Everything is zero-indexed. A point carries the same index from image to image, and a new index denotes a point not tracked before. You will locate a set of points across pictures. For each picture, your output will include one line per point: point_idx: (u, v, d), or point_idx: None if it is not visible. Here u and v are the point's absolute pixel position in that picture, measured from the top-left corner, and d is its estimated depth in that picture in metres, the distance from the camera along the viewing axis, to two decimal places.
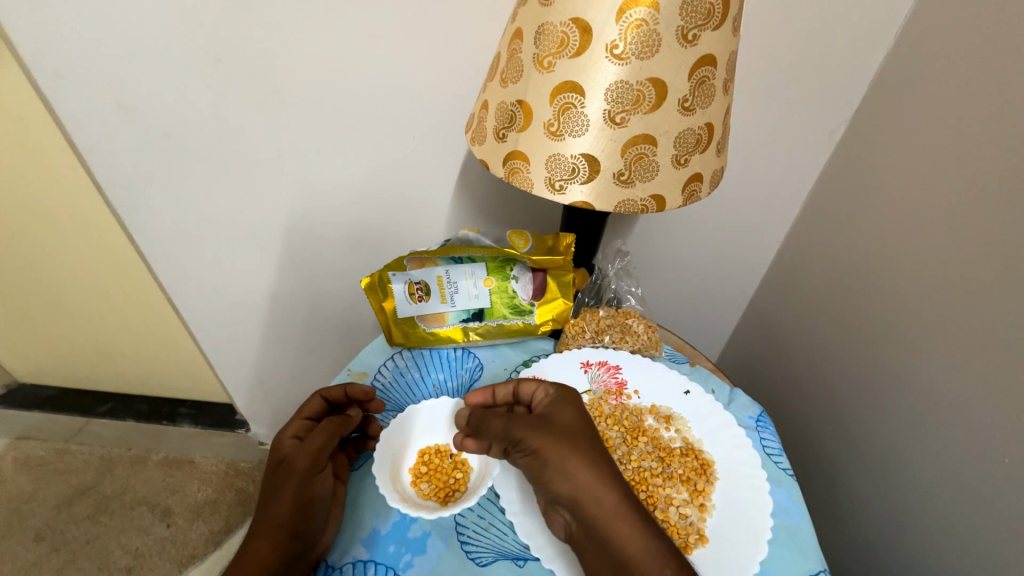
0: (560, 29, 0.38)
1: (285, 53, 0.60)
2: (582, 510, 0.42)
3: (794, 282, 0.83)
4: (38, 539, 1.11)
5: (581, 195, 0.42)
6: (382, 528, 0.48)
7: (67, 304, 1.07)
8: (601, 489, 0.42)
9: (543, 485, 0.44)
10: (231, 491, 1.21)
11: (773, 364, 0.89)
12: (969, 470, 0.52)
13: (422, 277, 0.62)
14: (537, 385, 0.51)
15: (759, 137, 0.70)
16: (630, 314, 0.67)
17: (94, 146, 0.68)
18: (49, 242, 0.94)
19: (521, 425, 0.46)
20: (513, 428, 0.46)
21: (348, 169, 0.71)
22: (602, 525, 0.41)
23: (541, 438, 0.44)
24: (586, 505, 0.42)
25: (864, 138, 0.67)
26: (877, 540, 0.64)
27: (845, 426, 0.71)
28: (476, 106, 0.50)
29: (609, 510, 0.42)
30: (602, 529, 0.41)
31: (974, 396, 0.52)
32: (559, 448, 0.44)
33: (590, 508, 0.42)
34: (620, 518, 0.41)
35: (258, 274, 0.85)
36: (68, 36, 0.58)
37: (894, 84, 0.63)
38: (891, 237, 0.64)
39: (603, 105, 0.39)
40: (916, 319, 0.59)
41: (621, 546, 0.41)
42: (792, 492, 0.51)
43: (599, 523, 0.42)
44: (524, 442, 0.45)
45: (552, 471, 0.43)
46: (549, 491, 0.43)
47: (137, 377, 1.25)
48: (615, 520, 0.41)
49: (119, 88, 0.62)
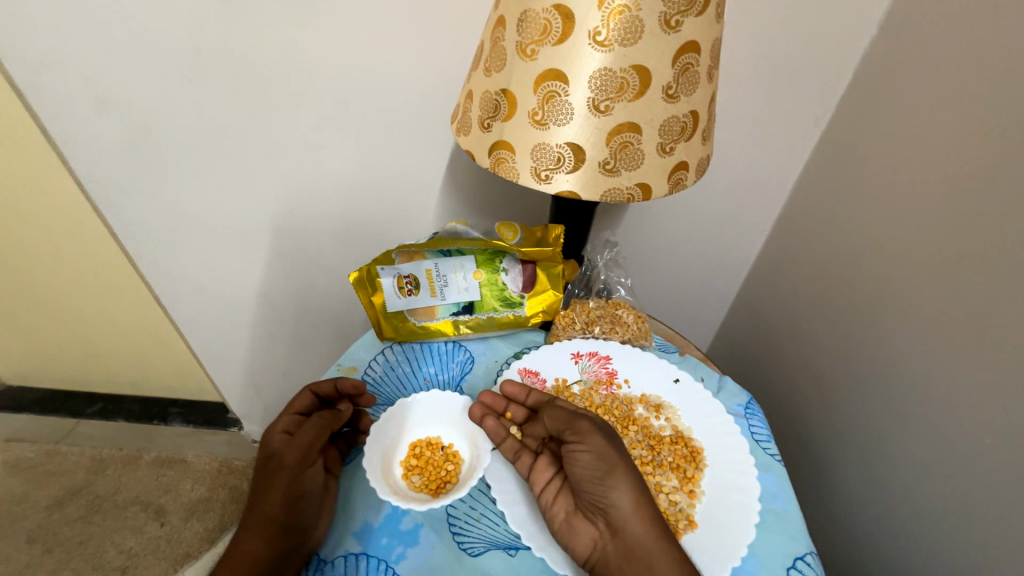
0: (543, 16, 0.38)
1: (266, 45, 0.59)
2: (626, 522, 0.44)
3: (781, 271, 0.83)
4: (29, 542, 1.10)
5: (567, 184, 0.42)
6: (374, 520, 0.48)
7: (51, 304, 1.05)
8: (648, 506, 0.45)
9: (593, 491, 0.45)
10: (225, 489, 1.21)
11: (762, 353, 0.90)
12: (955, 452, 0.53)
13: (411, 271, 0.61)
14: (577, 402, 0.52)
15: (747, 126, 0.70)
16: (619, 304, 0.67)
17: (73, 142, 0.66)
18: (30, 240, 0.92)
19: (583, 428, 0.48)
20: (580, 424, 0.48)
21: (334, 163, 0.71)
22: (645, 543, 0.43)
23: (611, 444, 0.47)
24: (633, 518, 0.44)
25: (849, 126, 0.68)
26: (864, 523, 0.66)
27: (832, 412, 0.72)
28: (461, 96, 0.49)
29: (653, 530, 0.44)
30: (643, 545, 0.43)
31: (958, 379, 0.53)
32: (620, 458, 0.46)
33: (634, 522, 0.44)
34: (662, 538, 0.43)
35: (246, 270, 0.84)
36: (42, 28, 0.56)
37: (878, 72, 0.63)
38: (876, 225, 0.64)
39: (587, 93, 0.39)
40: (902, 305, 0.60)
41: (659, 564, 0.42)
42: (779, 476, 0.52)
43: (642, 540, 0.43)
44: (589, 444, 0.47)
45: (617, 478, 0.45)
46: (603, 496, 0.45)
47: (126, 377, 1.24)
48: (657, 540, 0.43)
49: (96, 81, 0.61)
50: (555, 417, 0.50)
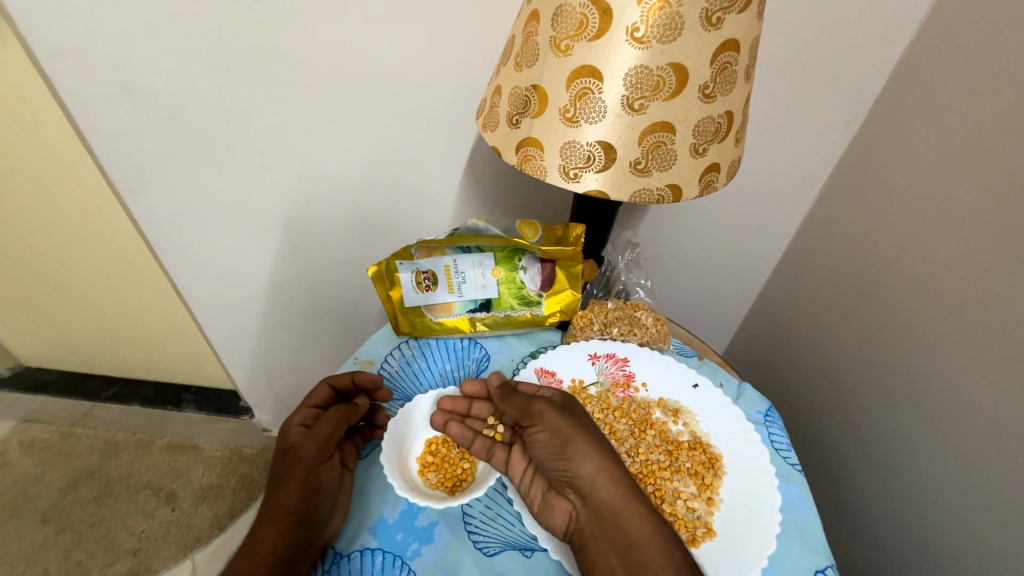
0: (579, 10, 0.37)
1: (291, 36, 0.59)
2: (595, 488, 0.45)
3: (803, 277, 0.82)
4: (45, 521, 1.12)
5: (595, 183, 0.41)
6: (389, 516, 0.48)
7: (71, 288, 1.07)
8: (613, 469, 0.46)
9: (559, 464, 0.46)
10: (235, 476, 1.22)
11: (781, 359, 0.88)
12: (978, 470, 0.51)
13: (430, 266, 0.61)
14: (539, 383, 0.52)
15: (773, 129, 0.69)
16: (638, 306, 0.66)
17: (97, 129, 0.67)
18: (52, 227, 0.93)
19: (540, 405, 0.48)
20: (536, 402, 0.48)
21: (354, 156, 0.70)
22: (615, 506, 0.45)
23: (566, 418, 0.47)
24: (599, 483, 0.45)
25: (882, 130, 0.66)
26: (881, 535, 0.65)
27: (851, 422, 0.71)
28: (488, 91, 0.49)
29: (621, 492, 0.45)
30: (612, 507, 0.45)
31: (985, 396, 0.51)
32: (579, 427, 0.47)
33: (603, 485, 0.45)
34: (632, 499, 0.45)
35: (263, 261, 0.84)
36: (70, 15, 0.56)
37: (914, 75, 0.61)
38: (905, 233, 0.62)
39: (622, 90, 0.38)
40: (929, 318, 0.58)
41: (632, 523, 0.44)
42: (800, 487, 0.51)
43: (613, 504, 0.45)
44: (547, 421, 0.47)
45: (575, 447, 0.46)
46: (567, 469, 0.46)
47: (140, 362, 1.26)
48: (626, 502, 0.45)
49: (122, 69, 0.61)
50: (514, 401, 0.50)
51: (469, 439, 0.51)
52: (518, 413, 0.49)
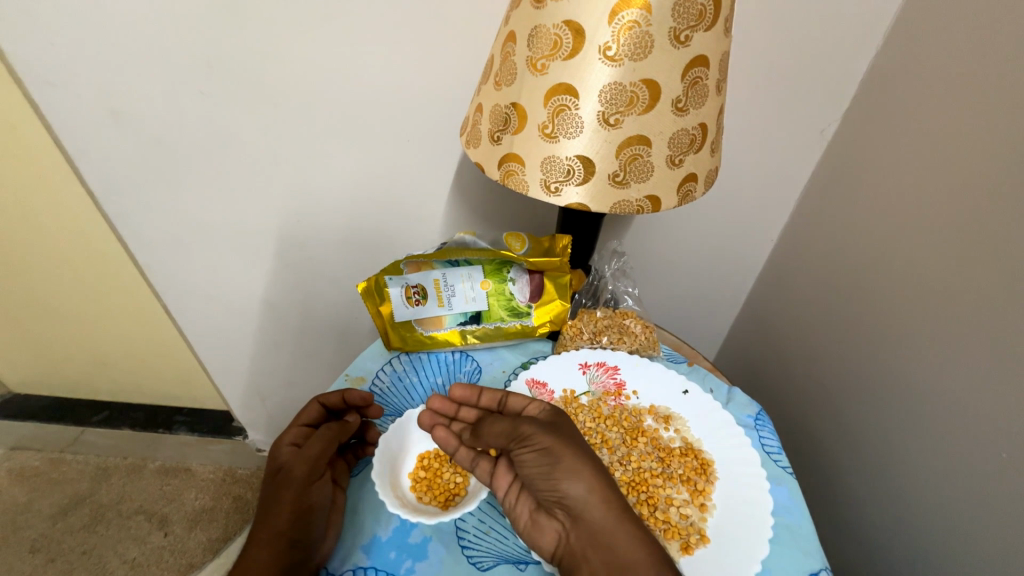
0: (553, 31, 0.38)
1: (280, 62, 0.61)
2: (583, 511, 0.44)
3: (788, 279, 0.83)
4: (33, 551, 1.10)
5: (576, 196, 0.42)
6: (382, 534, 0.47)
7: (58, 309, 1.06)
8: (604, 492, 0.44)
9: (549, 484, 0.45)
10: (229, 497, 1.20)
11: (770, 362, 0.89)
12: (967, 464, 0.52)
13: (419, 281, 0.61)
14: (528, 398, 0.51)
15: (753, 134, 0.70)
16: (627, 314, 0.66)
17: (86, 154, 0.67)
18: (39, 247, 0.92)
19: (529, 424, 0.47)
20: (522, 426, 0.47)
21: (342, 174, 0.71)
22: (607, 529, 0.43)
23: (556, 437, 0.45)
24: (589, 505, 0.44)
25: (857, 136, 0.68)
26: (876, 535, 0.64)
27: (841, 423, 0.71)
28: (470, 108, 0.50)
29: (613, 515, 0.44)
30: (605, 531, 0.43)
31: (970, 390, 0.52)
32: (569, 446, 0.45)
33: (591, 509, 0.44)
34: (624, 520, 0.43)
35: (253, 279, 0.84)
36: (61, 44, 0.57)
37: (884, 82, 0.63)
38: (884, 233, 0.64)
39: (597, 106, 0.39)
40: (913, 314, 0.59)
41: (624, 548, 0.42)
42: (791, 490, 0.51)
43: (603, 529, 0.43)
44: (535, 440, 0.45)
45: (564, 469, 0.44)
46: (555, 491, 0.44)
47: (128, 384, 1.23)
48: (618, 525, 0.43)
49: (111, 95, 0.62)
50: (498, 426, 0.48)
51: (454, 447, 0.50)
52: (504, 433, 0.48)
